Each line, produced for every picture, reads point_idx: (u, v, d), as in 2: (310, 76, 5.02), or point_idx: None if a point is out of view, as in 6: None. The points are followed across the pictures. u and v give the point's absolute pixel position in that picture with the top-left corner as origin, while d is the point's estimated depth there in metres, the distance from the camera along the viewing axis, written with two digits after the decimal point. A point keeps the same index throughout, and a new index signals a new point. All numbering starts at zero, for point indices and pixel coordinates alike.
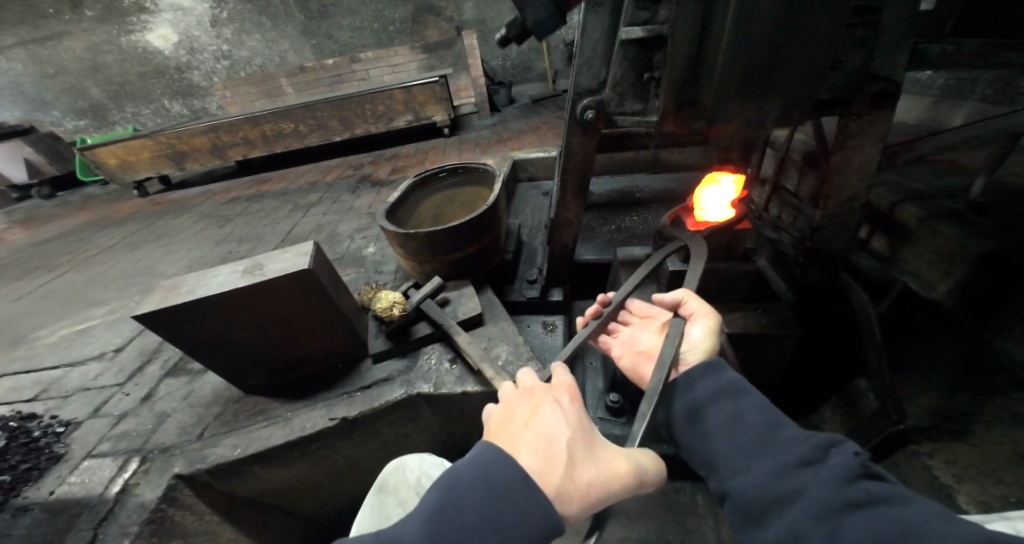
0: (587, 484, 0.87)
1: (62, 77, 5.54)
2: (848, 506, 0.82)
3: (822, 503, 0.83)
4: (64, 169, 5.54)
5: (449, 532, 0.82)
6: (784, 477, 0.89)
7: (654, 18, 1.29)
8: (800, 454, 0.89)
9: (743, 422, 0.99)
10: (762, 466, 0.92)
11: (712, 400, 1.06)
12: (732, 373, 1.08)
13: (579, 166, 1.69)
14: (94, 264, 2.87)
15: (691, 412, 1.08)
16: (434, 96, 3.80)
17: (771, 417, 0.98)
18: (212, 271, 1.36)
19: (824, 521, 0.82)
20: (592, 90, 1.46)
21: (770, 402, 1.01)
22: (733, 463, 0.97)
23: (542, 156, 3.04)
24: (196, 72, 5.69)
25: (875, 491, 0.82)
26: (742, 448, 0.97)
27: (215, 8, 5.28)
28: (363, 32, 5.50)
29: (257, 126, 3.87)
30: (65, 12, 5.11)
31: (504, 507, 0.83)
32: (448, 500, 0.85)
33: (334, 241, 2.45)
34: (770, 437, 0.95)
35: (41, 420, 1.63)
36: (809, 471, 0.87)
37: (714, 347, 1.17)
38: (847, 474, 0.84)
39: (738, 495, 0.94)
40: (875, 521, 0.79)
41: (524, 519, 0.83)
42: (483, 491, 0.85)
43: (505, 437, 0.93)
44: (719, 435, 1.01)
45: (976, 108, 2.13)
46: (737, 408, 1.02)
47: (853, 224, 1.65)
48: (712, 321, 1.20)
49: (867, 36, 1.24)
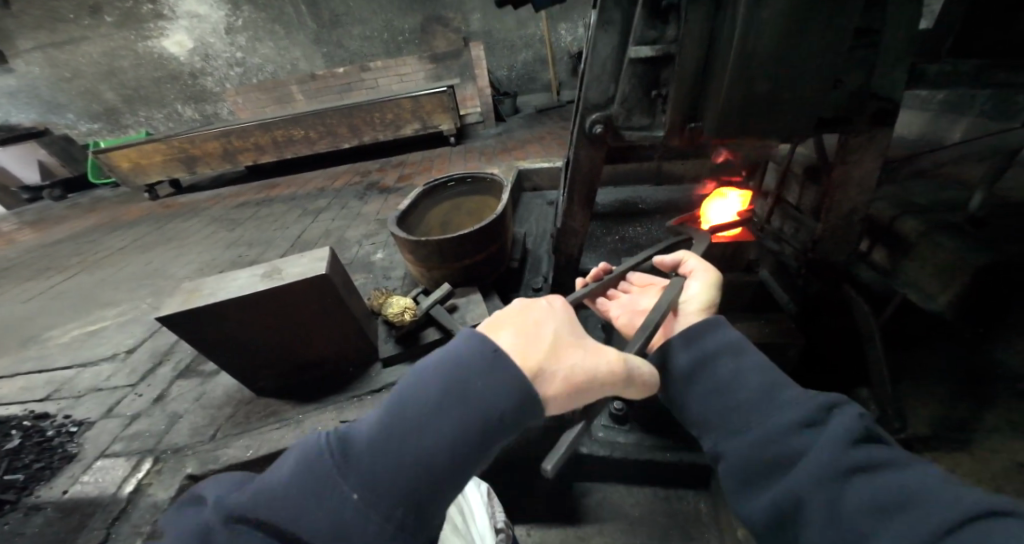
0: (573, 366, 0.85)
1: (78, 81, 5.59)
2: (852, 470, 0.77)
3: (826, 465, 0.77)
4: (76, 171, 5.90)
5: (414, 408, 0.75)
6: (786, 439, 0.83)
7: (662, 38, 1.34)
8: (803, 415, 0.84)
9: (744, 381, 0.94)
10: (761, 426, 0.87)
11: (714, 357, 1.00)
12: (733, 331, 1.03)
13: (586, 178, 1.72)
14: (105, 265, 2.90)
15: (692, 369, 1.01)
16: (441, 106, 3.85)
17: (772, 377, 0.93)
18: (231, 275, 1.39)
19: (829, 485, 0.77)
20: (599, 105, 1.51)
21: (771, 362, 0.96)
22: (730, 423, 0.92)
23: (548, 166, 3.09)
24: (209, 78, 5.75)
25: (877, 455, 0.77)
26: (743, 408, 0.91)
27: (231, 16, 5.34)
28: (373, 41, 5.59)
29: (268, 132, 3.91)
30: (85, 18, 5.18)
31: (469, 388, 0.75)
32: (415, 380, 0.78)
33: (343, 246, 2.48)
34: (773, 397, 0.89)
35: (54, 420, 1.64)
36: (810, 431, 0.83)
37: (712, 302, 1.14)
38: (851, 438, 0.79)
39: (732, 455, 0.89)
40: (880, 486, 0.75)
41: (493, 399, 0.75)
42: (438, 380, 0.76)
43: (485, 320, 0.88)
44: (719, 393, 0.96)
45: (975, 123, 2.17)
46: (739, 367, 0.97)
47: (853, 237, 1.69)
48: (711, 278, 1.18)
49: (866, 57, 1.29)
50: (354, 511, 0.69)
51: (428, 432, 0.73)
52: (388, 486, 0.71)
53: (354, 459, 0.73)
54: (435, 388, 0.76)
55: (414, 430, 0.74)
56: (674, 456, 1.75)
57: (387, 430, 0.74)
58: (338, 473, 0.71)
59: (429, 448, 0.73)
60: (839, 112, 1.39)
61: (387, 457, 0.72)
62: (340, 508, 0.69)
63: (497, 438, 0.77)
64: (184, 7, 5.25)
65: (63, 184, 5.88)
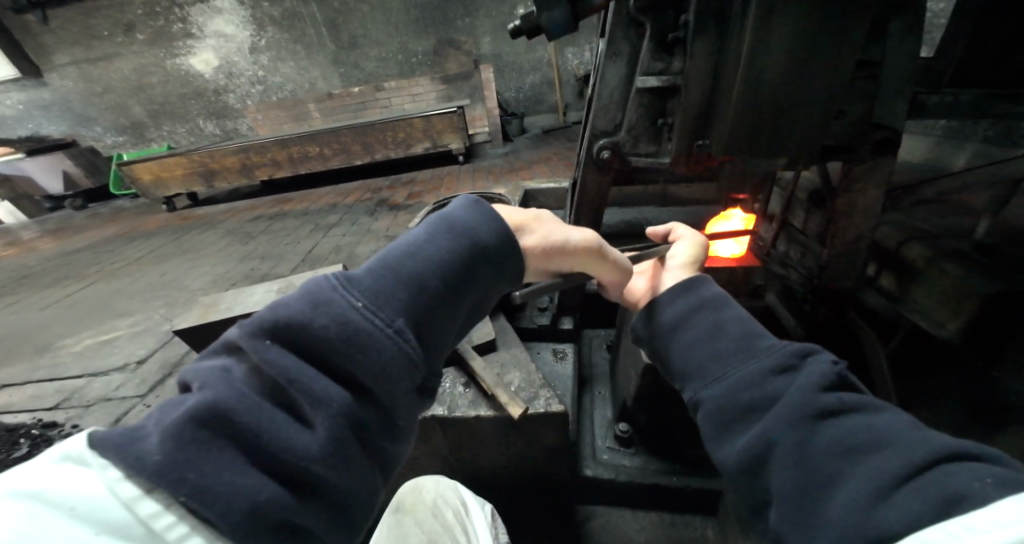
0: (552, 230, 0.96)
1: (108, 96, 5.87)
2: (822, 413, 0.71)
3: (796, 406, 0.73)
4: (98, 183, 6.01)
5: (401, 249, 0.77)
6: (759, 384, 0.80)
7: (668, 69, 1.38)
8: (778, 360, 0.80)
9: (721, 330, 0.91)
10: (737, 369, 0.84)
11: (692, 310, 0.97)
12: (717, 288, 1.00)
13: (593, 200, 1.75)
14: (121, 274, 2.97)
15: (675, 322, 0.99)
16: (451, 126, 3.94)
17: (750, 327, 0.90)
18: (247, 291, 1.45)
19: (798, 426, 0.71)
20: (607, 132, 1.55)
21: (751, 314, 0.93)
22: (709, 372, 0.88)
23: (554, 187, 3.14)
24: (230, 96, 5.92)
25: (849, 400, 0.72)
26: (720, 357, 0.88)
27: (255, 36, 5.52)
28: (388, 62, 5.75)
29: (284, 148, 4.02)
30: (119, 35, 5.42)
31: (464, 221, 0.80)
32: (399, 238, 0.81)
33: (353, 262, 2.53)
34: (748, 344, 0.86)
35: (62, 429, 1.66)
36: (785, 376, 0.78)
37: (698, 261, 1.13)
38: (824, 382, 0.74)
39: (708, 400, 0.85)
40: (850, 427, 0.69)
41: (483, 230, 0.80)
42: (435, 218, 0.81)
43: None
44: (696, 344, 0.93)
45: (979, 150, 2.19)
46: (718, 318, 0.93)
47: (860, 264, 1.69)
48: (699, 243, 1.19)
49: (868, 88, 1.31)
50: (357, 316, 0.65)
51: (428, 257, 0.75)
52: (391, 296, 0.69)
53: (353, 280, 0.69)
54: (434, 225, 0.80)
55: (415, 254, 0.75)
56: (681, 481, 1.73)
57: (383, 262, 0.74)
58: (339, 287, 0.67)
59: (431, 265, 0.74)
60: (840, 142, 1.42)
61: (388, 275, 0.71)
62: (344, 312, 0.64)
63: (487, 276, 0.81)
64: (212, 27, 5.45)
65: (86, 194, 6.01)
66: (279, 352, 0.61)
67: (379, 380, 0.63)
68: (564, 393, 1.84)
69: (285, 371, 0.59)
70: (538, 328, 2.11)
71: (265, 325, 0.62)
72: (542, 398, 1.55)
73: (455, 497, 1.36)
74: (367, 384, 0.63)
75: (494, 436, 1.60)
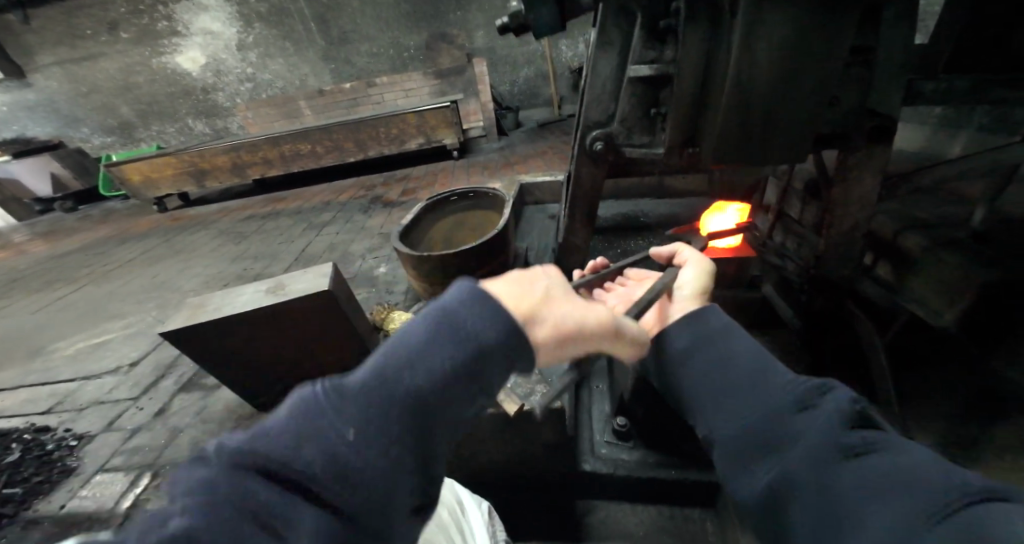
0: (566, 316, 0.86)
1: (95, 96, 5.79)
2: (845, 454, 0.70)
3: (818, 448, 0.71)
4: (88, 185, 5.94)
5: (397, 358, 0.72)
6: (775, 422, 0.79)
7: (660, 58, 1.36)
8: (794, 396, 0.80)
9: (734, 365, 0.91)
10: (751, 406, 0.83)
11: (702, 342, 0.98)
12: (727, 318, 1.01)
13: (588, 193, 1.74)
14: (112, 276, 2.95)
15: (684, 353, 0.99)
16: (445, 120, 3.91)
17: (763, 361, 0.89)
18: (235, 291, 1.44)
19: (819, 469, 0.70)
20: (600, 123, 1.53)
21: (763, 346, 0.93)
22: (722, 407, 0.88)
23: (549, 181, 3.12)
24: (219, 94, 5.88)
25: (875, 440, 0.71)
26: (733, 393, 0.88)
27: (243, 32, 5.46)
28: (379, 58, 5.70)
29: (275, 147, 3.99)
30: (102, 34, 5.35)
31: (463, 315, 0.75)
32: (398, 335, 0.76)
33: (346, 260, 2.52)
34: (762, 380, 0.86)
35: (55, 433, 1.70)
36: (800, 413, 0.78)
37: (705, 289, 1.15)
38: (845, 419, 0.73)
39: (721, 437, 0.86)
40: (877, 470, 0.67)
41: (488, 337, 0.74)
42: (430, 313, 0.77)
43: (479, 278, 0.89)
44: (708, 376, 0.93)
45: (974, 139, 2.17)
46: (729, 351, 0.94)
47: (857, 254, 1.67)
48: (705, 268, 1.22)
49: (863, 76, 1.29)
50: (347, 448, 0.63)
51: (427, 370, 0.71)
52: (383, 423, 0.66)
53: (346, 400, 0.68)
54: (435, 328, 0.75)
55: (413, 353, 0.72)
56: (680, 474, 1.73)
57: (377, 373, 0.70)
58: (330, 411, 0.66)
59: (432, 364, 0.71)
60: (836, 130, 1.41)
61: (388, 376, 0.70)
62: (332, 445, 0.63)
63: (495, 370, 0.76)
64: (198, 25, 5.39)
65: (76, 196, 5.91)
66: (264, 479, 0.60)
67: (366, 508, 0.62)
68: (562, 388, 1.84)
69: (265, 501, 0.58)
70: None
71: (253, 450, 0.61)
72: (538, 395, 1.54)
73: (449, 494, 1.36)
74: (353, 512, 0.61)
75: (490, 433, 1.60)
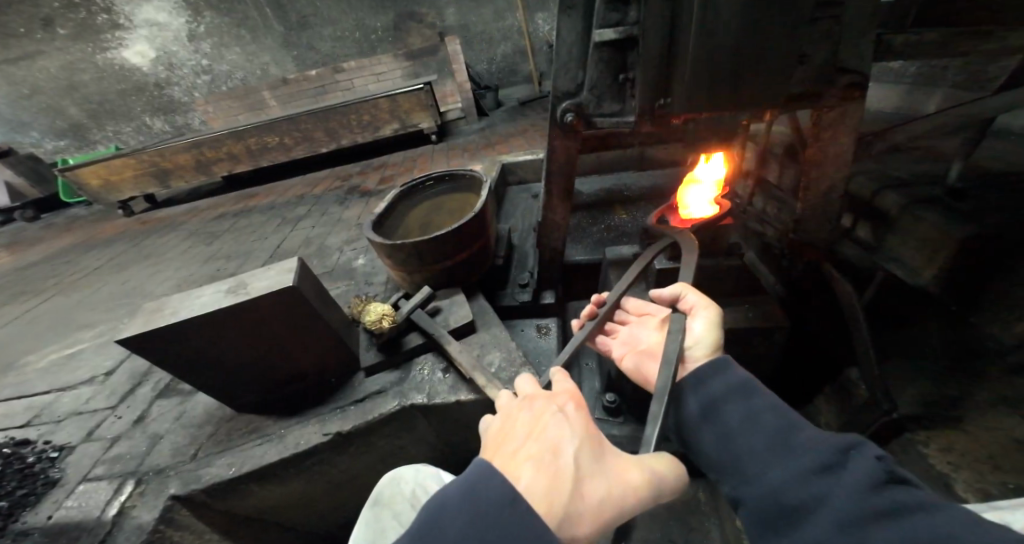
0: (598, 500, 0.82)
1: (38, 97, 5.47)
2: (875, 516, 0.77)
3: (848, 512, 0.79)
4: (47, 192, 5.63)
5: None
6: (805, 485, 0.85)
7: (625, 20, 1.30)
8: (821, 459, 0.86)
9: (757, 424, 0.97)
10: (780, 470, 0.89)
11: (722, 399, 1.04)
12: (741, 371, 1.07)
13: (563, 168, 1.69)
14: (80, 286, 2.86)
15: (703, 411, 1.06)
16: (419, 104, 3.80)
17: (785, 419, 0.96)
18: (195, 292, 1.41)
19: (850, 531, 0.78)
20: (569, 94, 1.47)
21: (783, 401, 0.99)
22: (749, 470, 0.94)
23: (529, 158, 3.06)
24: (176, 89, 5.65)
25: (902, 499, 0.78)
26: (758, 454, 0.94)
27: (193, 22, 5.22)
28: (344, 42, 5.51)
29: (242, 141, 3.86)
30: (37, 31, 5.02)
31: (502, 513, 0.75)
32: (435, 520, 0.77)
33: (323, 253, 2.47)
34: (787, 441, 0.92)
35: (34, 446, 1.67)
36: (829, 476, 0.84)
37: (718, 342, 1.16)
38: (871, 481, 0.80)
39: (751, 502, 0.92)
40: (908, 531, 0.75)
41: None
42: (470, 499, 0.77)
43: (508, 453, 0.88)
44: (732, 435, 1.00)
45: (948, 95, 2.14)
46: (749, 409, 1.00)
47: (835, 215, 1.66)
48: (713, 313, 1.20)
49: (832, 30, 1.26)
50: None
51: None
52: None
53: None
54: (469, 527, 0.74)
55: None
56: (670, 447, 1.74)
57: None
58: None
59: None
60: (809, 88, 1.36)
61: None
62: None
63: None
64: (143, 16, 5.13)
65: (35, 204, 5.59)
66: None
67: None
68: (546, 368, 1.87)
69: None
70: (519, 305, 2.08)
71: None
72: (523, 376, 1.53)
73: (432, 485, 1.48)
74: None
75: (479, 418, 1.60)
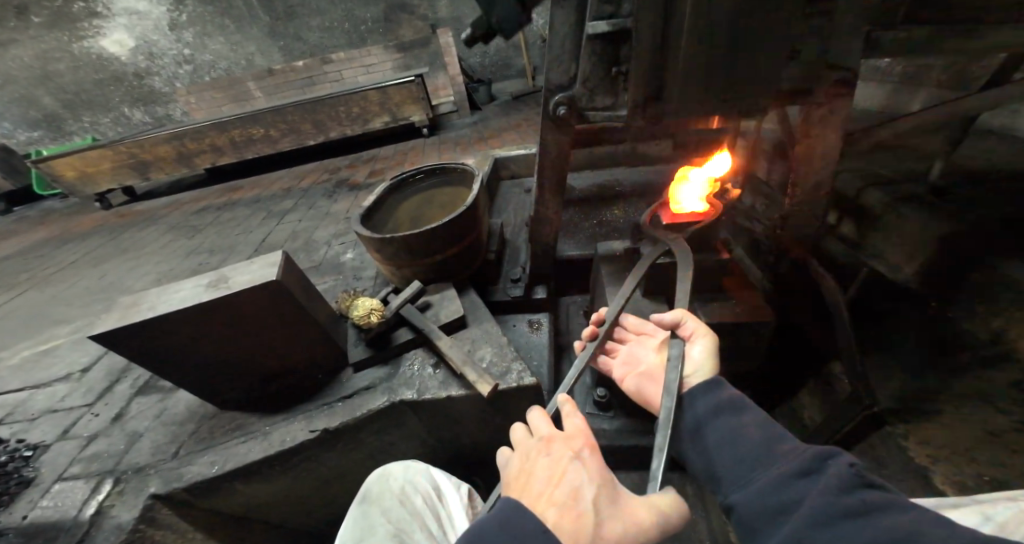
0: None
1: (11, 86, 5.29)
2: (848, 513, 0.79)
3: (821, 509, 0.80)
4: (19, 184, 5.43)
5: None
6: (784, 489, 0.86)
7: (618, 12, 1.29)
8: (799, 464, 0.88)
9: (744, 435, 0.98)
10: (764, 477, 0.90)
11: (712, 414, 1.05)
12: (732, 390, 1.08)
13: (556, 162, 1.69)
14: (56, 280, 2.77)
15: (694, 425, 1.06)
16: (410, 96, 3.75)
17: (769, 432, 0.98)
18: (174, 286, 1.36)
19: (826, 528, 0.79)
20: (563, 86, 1.48)
21: (769, 417, 1.01)
22: (736, 477, 0.95)
23: (521, 153, 3.05)
24: (156, 79, 5.49)
25: (874, 500, 0.80)
26: (745, 463, 0.95)
27: (173, 11, 5.08)
28: (333, 32, 5.39)
29: (225, 132, 3.78)
30: (11, 19, 4.88)
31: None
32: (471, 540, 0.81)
33: (311, 247, 2.42)
34: (771, 451, 0.94)
35: (7, 445, 1.62)
36: (807, 480, 0.86)
37: (715, 368, 1.16)
38: (844, 484, 0.82)
39: (739, 507, 0.91)
40: (875, 527, 0.76)
41: None
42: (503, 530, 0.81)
43: (531, 494, 0.88)
44: (720, 448, 1.00)
45: (933, 94, 2.18)
46: (737, 422, 1.01)
47: (821, 212, 1.68)
48: (711, 341, 1.18)
49: (823, 26, 1.27)
50: None
51: None
52: None
53: None
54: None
55: None
56: None
57: None
58: None
59: None
60: (798, 84, 1.37)
61: None
62: None
63: None
64: (121, 4, 4.98)
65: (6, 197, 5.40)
66: None
67: None
68: (539, 366, 1.86)
69: None
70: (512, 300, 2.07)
71: None
72: (514, 372, 1.52)
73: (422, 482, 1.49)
74: None
75: (469, 414, 1.59)
